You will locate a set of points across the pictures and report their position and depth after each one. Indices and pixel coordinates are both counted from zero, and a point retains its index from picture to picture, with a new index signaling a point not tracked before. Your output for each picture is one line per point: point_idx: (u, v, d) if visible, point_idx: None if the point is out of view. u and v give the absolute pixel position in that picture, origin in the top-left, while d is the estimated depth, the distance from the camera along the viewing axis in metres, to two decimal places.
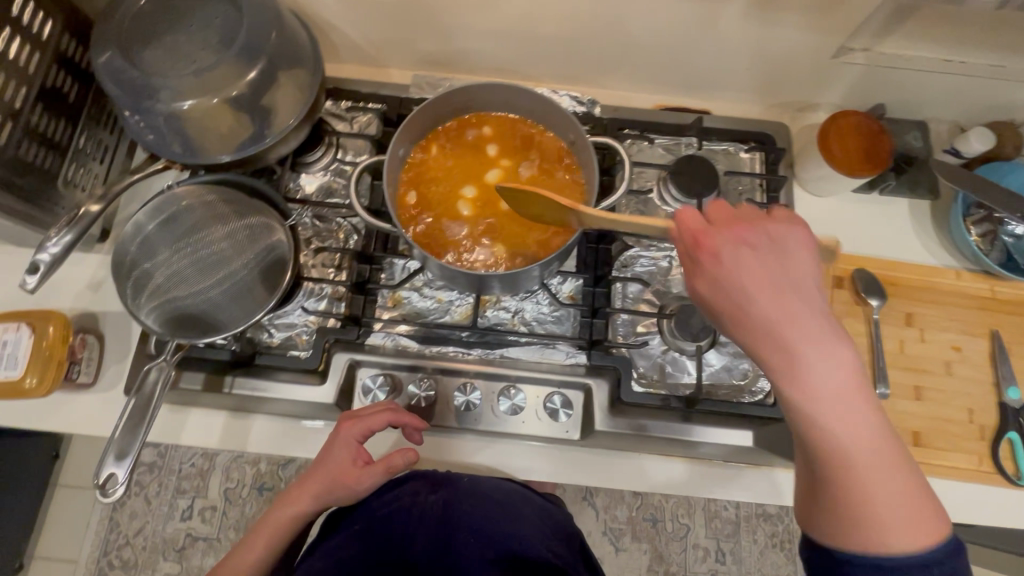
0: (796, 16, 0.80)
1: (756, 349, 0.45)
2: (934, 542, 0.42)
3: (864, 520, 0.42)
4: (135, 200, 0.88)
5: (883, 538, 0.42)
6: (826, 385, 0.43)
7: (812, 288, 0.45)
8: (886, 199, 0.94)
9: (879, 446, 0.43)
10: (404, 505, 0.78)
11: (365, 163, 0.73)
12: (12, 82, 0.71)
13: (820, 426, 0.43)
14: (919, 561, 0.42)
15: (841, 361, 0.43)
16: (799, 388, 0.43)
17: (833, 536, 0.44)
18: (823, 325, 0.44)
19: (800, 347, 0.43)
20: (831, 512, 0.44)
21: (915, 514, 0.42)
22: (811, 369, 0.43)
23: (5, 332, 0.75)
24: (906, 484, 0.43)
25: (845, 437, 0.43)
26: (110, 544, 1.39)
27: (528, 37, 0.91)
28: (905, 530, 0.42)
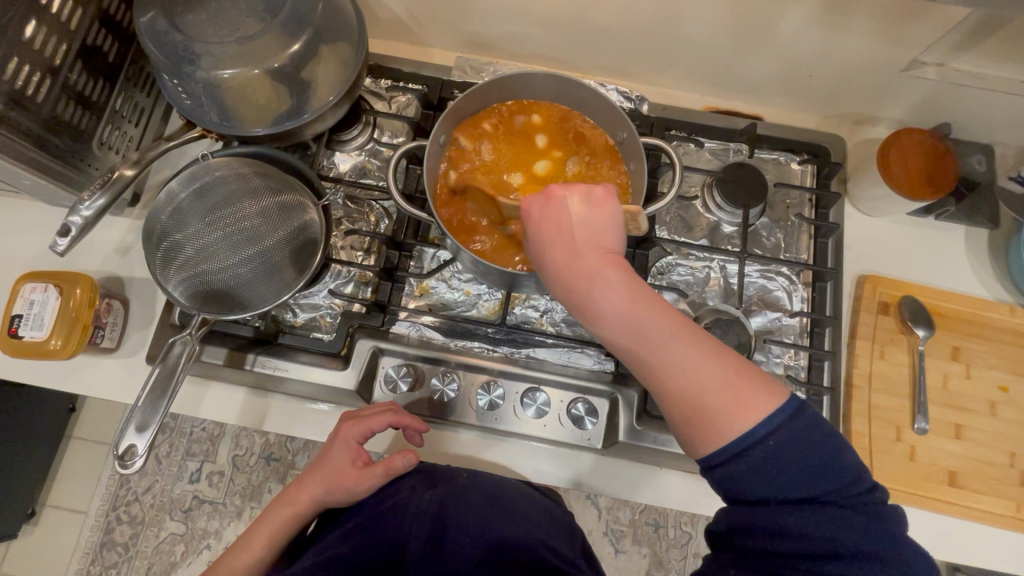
0: (869, 24, 0.75)
1: (568, 299, 0.55)
2: (766, 415, 0.46)
3: (693, 416, 0.49)
4: (168, 166, 0.87)
5: (716, 424, 0.47)
6: (617, 309, 0.52)
7: (599, 230, 0.55)
8: (941, 224, 0.89)
9: (682, 344, 0.50)
10: (399, 503, 0.74)
11: (408, 147, 0.69)
12: (52, 37, 0.69)
13: (630, 347, 0.52)
14: (755, 437, 0.46)
15: (623, 285, 0.53)
16: (601, 321, 0.53)
17: (686, 442, 0.50)
18: (600, 258, 0.54)
19: (587, 284, 0.53)
20: (674, 419, 0.51)
21: (734, 396, 0.47)
22: (599, 300, 0.53)
23: (32, 291, 0.74)
24: (722, 367, 0.49)
25: (648, 348, 0.51)
26: (118, 499, 1.41)
27: (579, 25, 0.87)
28: (729, 411, 0.47)
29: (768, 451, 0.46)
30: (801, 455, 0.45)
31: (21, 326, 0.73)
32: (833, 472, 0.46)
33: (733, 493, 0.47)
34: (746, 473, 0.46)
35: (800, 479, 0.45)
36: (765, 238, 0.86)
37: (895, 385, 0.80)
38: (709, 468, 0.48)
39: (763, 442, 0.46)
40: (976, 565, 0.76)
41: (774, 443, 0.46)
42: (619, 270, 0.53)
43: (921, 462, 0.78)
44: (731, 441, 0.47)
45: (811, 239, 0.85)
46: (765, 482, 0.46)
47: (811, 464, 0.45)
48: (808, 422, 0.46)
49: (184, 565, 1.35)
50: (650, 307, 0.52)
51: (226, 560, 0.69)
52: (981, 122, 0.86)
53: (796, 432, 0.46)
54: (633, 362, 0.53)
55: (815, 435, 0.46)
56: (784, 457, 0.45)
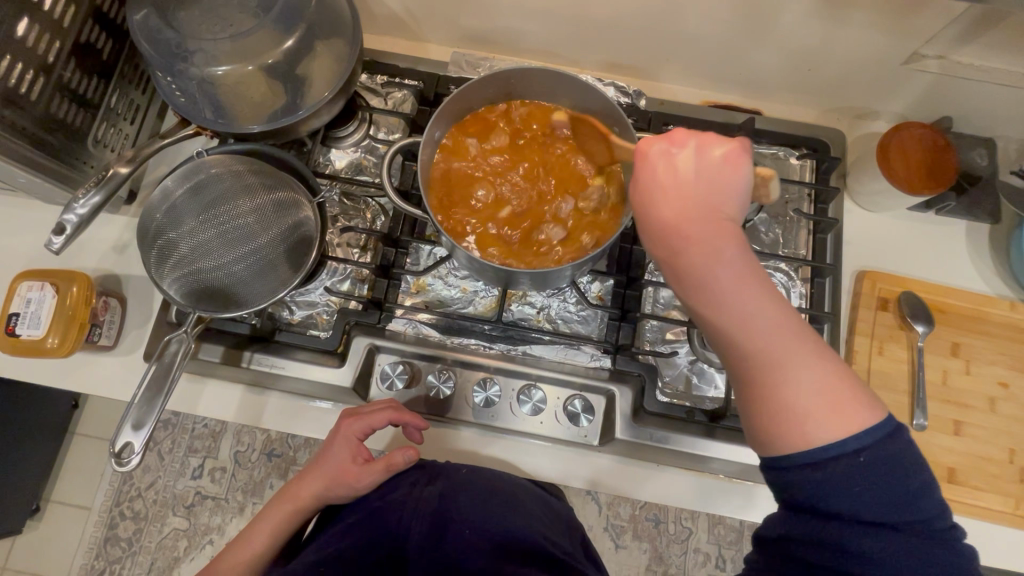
0: (868, 16, 0.74)
1: (669, 266, 0.52)
2: (860, 429, 0.45)
3: (784, 411, 0.46)
4: (164, 163, 0.87)
5: (802, 419, 0.46)
6: (726, 287, 0.49)
7: (724, 203, 0.52)
8: (943, 219, 0.88)
9: (789, 338, 0.48)
10: (399, 499, 0.74)
11: (400, 144, 0.68)
12: (45, 35, 0.69)
13: (729, 326, 0.49)
14: (843, 448, 0.44)
15: (740, 264, 0.50)
16: (706, 295, 0.50)
17: (760, 436, 0.48)
18: (719, 232, 0.51)
19: (699, 255, 0.51)
20: (752, 403, 0.49)
21: (834, 402, 0.46)
22: (710, 274, 0.50)
23: (29, 290, 0.74)
24: (824, 371, 0.47)
25: (752, 332, 0.48)
26: (122, 495, 1.41)
27: (576, 19, 0.86)
28: (825, 417, 0.45)
29: (857, 466, 0.44)
30: (890, 478, 0.44)
31: (18, 324, 0.74)
32: (919, 502, 0.44)
33: (803, 501, 0.45)
34: (826, 484, 0.44)
35: (884, 504, 0.44)
36: (763, 234, 0.85)
37: (895, 382, 0.80)
38: (775, 468, 0.47)
39: (850, 455, 0.44)
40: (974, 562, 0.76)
41: (864, 459, 0.44)
42: (737, 247, 0.51)
43: None
44: (816, 447, 0.45)
45: (810, 234, 0.84)
46: (847, 499, 0.44)
47: (898, 490, 0.44)
48: (904, 447, 0.45)
49: (187, 560, 1.35)
50: (762, 292, 0.49)
51: (227, 554, 0.70)
52: (982, 115, 0.85)
53: (890, 454, 0.44)
54: (726, 345, 0.50)
55: (908, 462, 0.44)
56: (872, 478, 0.44)
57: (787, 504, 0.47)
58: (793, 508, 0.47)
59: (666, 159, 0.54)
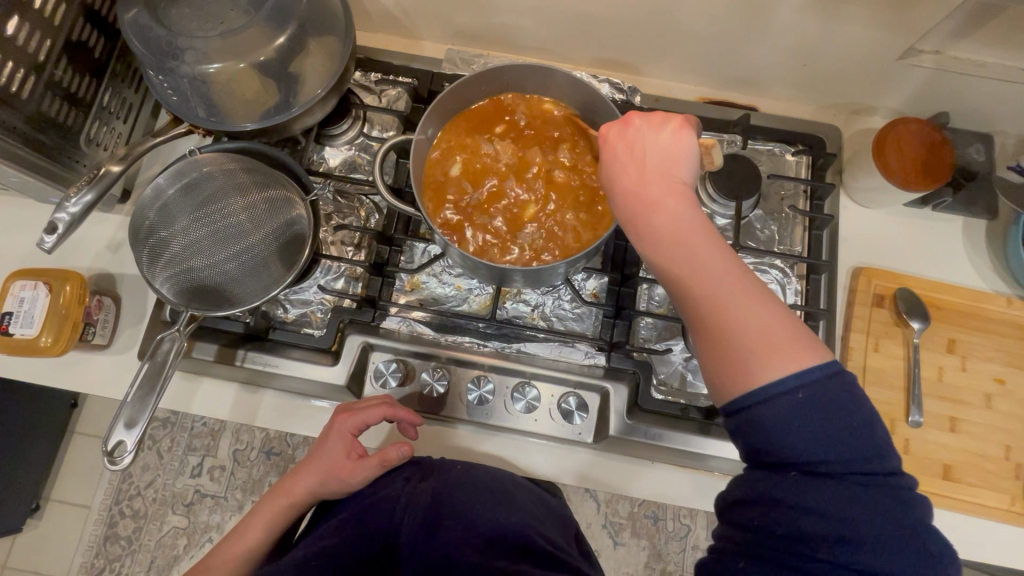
0: (863, 11, 0.74)
1: (626, 223, 0.56)
2: (800, 368, 0.45)
3: (725, 351, 0.48)
4: (158, 161, 0.87)
5: (745, 362, 0.47)
6: (673, 238, 0.52)
7: (676, 163, 0.55)
8: (940, 215, 0.88)
9: (732, 284, 0.50)
10: (391, 495, 0.73)
11: (393, 141, 0.68)
12: (36, 33, 0.69)
13: (677, 274, 0.52)
14: (782, 387, 0.45)
15: (687, 217, 0.53)
16: (656, 247, 0.53)
17: (710, 380, 0.50)
18: (668, 189, 0.54)
19: (651, 210, 0.54)
20: (702, 351, 0.50)
21: (774, 342, 0.47)
22: (659, 227, 0.53)
23: (22, 289, 0.74)
24: (766, 313, 0.48)
25: (696, 279, 0.51)
26: (122, 493, 1.42)
27: (570, 16, 0.85)
28: (764, 355, 0.46)
29: (796, 405, 0.44)
30: (829, 419, 0.44)
31: (12, 323, 0.74)
32: (860, 444, 0.44)
33: (751, 446, 0.46)
34: (770, 422, 0.45)
35: (824, 446, 0.44)
36: (759, 231, 0.85)
37: (890, 378, 0.79)
38: (728, 415, 0.48)
39: (790, 394, 0.45)
40: (969, 558, 0.76)
41: (802, 396, 0.45)
42: (687, 204, 0.54)
43: (915, 455, 0.77)
44: (755, 386, 0.46)
45: (805, 231, 0.84)
46: (789, 442, 0.44)
47: (837, 430, 0.44)
48: (844, 387, 0.45)
49: (187, 558, 1.36)
50: (708, 242, 0.52)
51: (219, 550, 0.69)
52: (979, 110, 0.85)
53: (828, 392, 0.45)
54: (675, 293, 0.52)
55: (848, 403, 0.45)
56: (812, 415, 0.44)
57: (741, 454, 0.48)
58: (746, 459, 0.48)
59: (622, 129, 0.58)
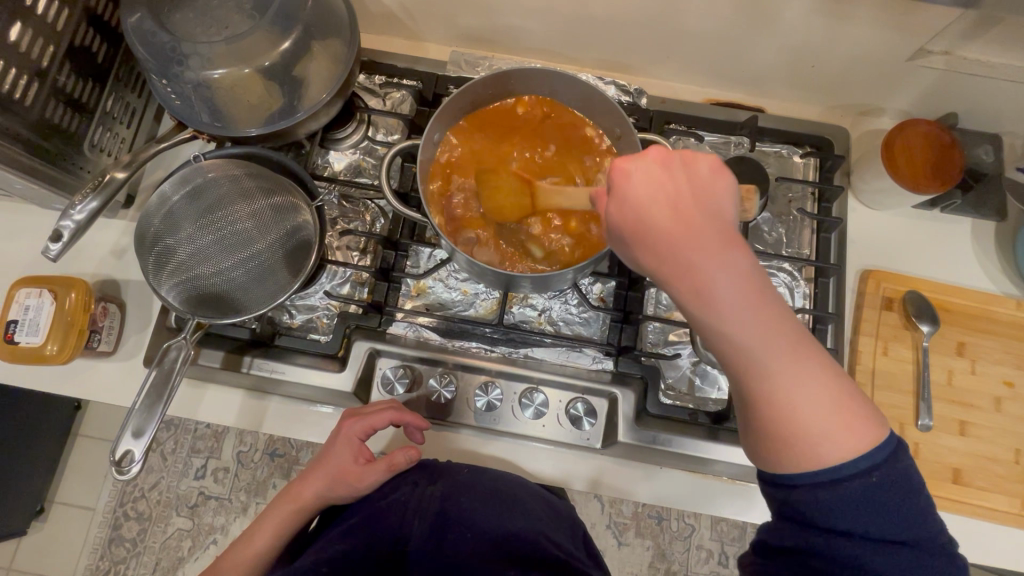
0: (873, 11, 0.73)
1: (670, 275, 0.45)
2: (871, 446, 0.42)
3: (795, 432, 0.43)
4: (162, 167, 0.86)
5: (813, 444, 0.42)
6: (736, 301, 0.43)
7: (721, 206, 0.46)
8: (947, 217, 0.87)
9: (800, 354, 0.43)
10: (401, 498, 0.74)
11: (401, 145, 0.67)
12: (39, 39, 0.68)
13: (736, 340, 0.43)
14: (857, 468, 0.42)
15: (747, 273, 0.43)
16: (710, 308, 0.43)
17: (765, 452, 0.44)
18: (722, 236, 0.44)
19: (706, 263, 0.43)
20: (758, 428, 0.44)
21: (844, 421, 0.42)
22: (714, 285, 0.43)
23: (27, 297, 0.74)
24: (832, 386, 0.43)
25: (763, 350, 0.43)
26: (126, 495, 1.42)
27: (576, 17, 0.85)
28: (838, 437, 0.42)
29: (868, 487, 0.41)
30: (901, 497, 0.41)
31: (17, 331, 0.73)
32: (925, 517, 0.42)
33: (806, 517, 0.43)
34: (835, 503, 0.42)
35: (894, 523, 0.41)
36: (766, 233, 0.84)
37: (899, 381, 0.79)
38: (779, 484, 0.44)
39: (862, 475, 0.41)
40: (977, 562, 0.76)
41: (875, 479, 0.41)
42: (744, 253, 0.44)
43: (925, 459, 0.77)
44: (826, 468, 0.42)
45: (814, 233, 0.83)
46: (858, 517, 0.41)
47: (907, 510, 0.42)
48: (911, 462, 0.43)
49: (191, 560, 1.36)
50: (770, 304, 0.43)
51: (228, 557, 0.69)
52: (988, 111, 0.84)
53: (900, 471, 0.42)
54: (732, 360, 0.44)
55: (915, 478, 0.42)
56: (883, 496, 0.41)
57: (788, 519, 0.44)
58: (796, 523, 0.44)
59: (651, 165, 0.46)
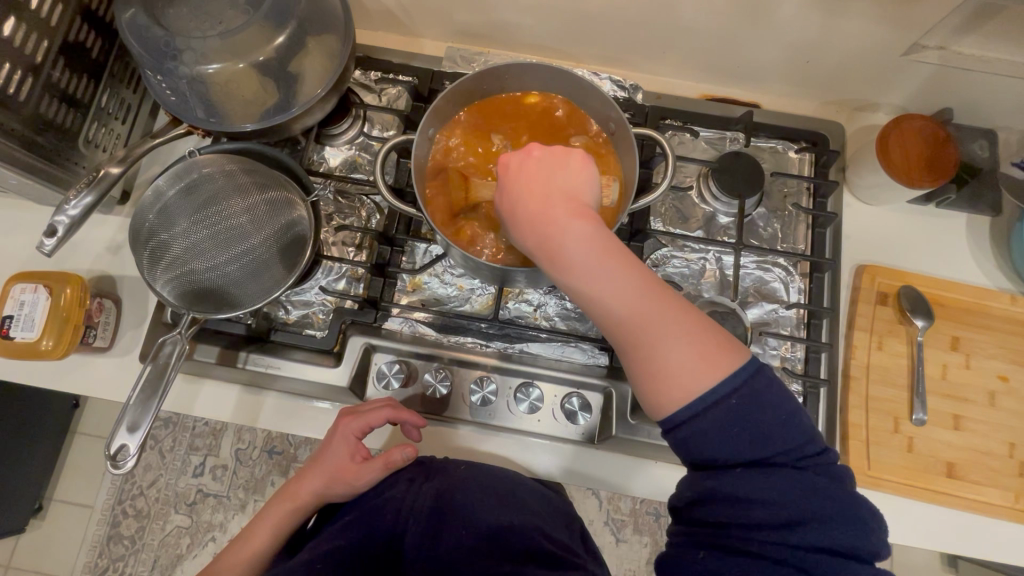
0: (867, 6, 0.73)
1: (537, 246, 0.54)
2: (729, 372, 0.47)
3: (659, 368, 0.48)
4: (157, 162, 0.86)
5: (678, 380, 0.48)
6: (587, 258, 0.51)
7: (576, 184, 0.56)
8: (943, 212, 0.87)
9: (654, 297, 0.50)
10: (396, 496, 0.73)
11: (395, 141, 0.67)
12: (33, 34, 0.68)
13: (597, 294, 0.51)
14: (715, 394, 0.47)
15: (596, 235, 0.52)
16: (571, 269, 0.52)
17: (646, 395, 0.50)
18: (575, 209, 0.53)
19: (562, 231, 0.52)
20: (636, 375, 0.50)
21: (701, 353, 0.48)
22: (571, 248, 0.52)
23: (22, 292, 0.74)
24: (691, 325, 0.49)
25: (618, 298, 0.50)
26: (124, 493, 1.42)
27: (572, 13, 0.85)
28: (695, 368, 0.48)
29: (730, 410, 0.47)
30: (759, 417, 0.47)
31: (12, 327, 0.74)
32: (791, 431, 0.47)
33: (695, 455, 0.48)
34: (707, 431, 0.47)
35: (757, 442, 0.46)
36: (761, 229, 0.84)
37: (893, 376, 0.79)
38: (670, 428, 0.49)
39: (724, 400, 0.47)
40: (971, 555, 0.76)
41: (735, 401, 0.47)
42: (593, 221, 0.53)
43: (918, 453, 0.77)
44: (694, 398, 0.47)
45: (809, 229, 0.83)
46: (725, 442, 0.46)
47: (767, 428, 0.47)
48: (768, 381, 0.48)
49: (189, 558, 1.36)
50: (621, 258, 0.51)
51: (226, 558, 0.69)
52: (984, 106, 0.84)
53: (755, 392, 0.47)
54: (600, 313, 0.51)
55: (772, 395, 0.47)
56: (742, 416, 0.47)
57: (691, 465, 0.49)
58: (691, 466, 0.49)
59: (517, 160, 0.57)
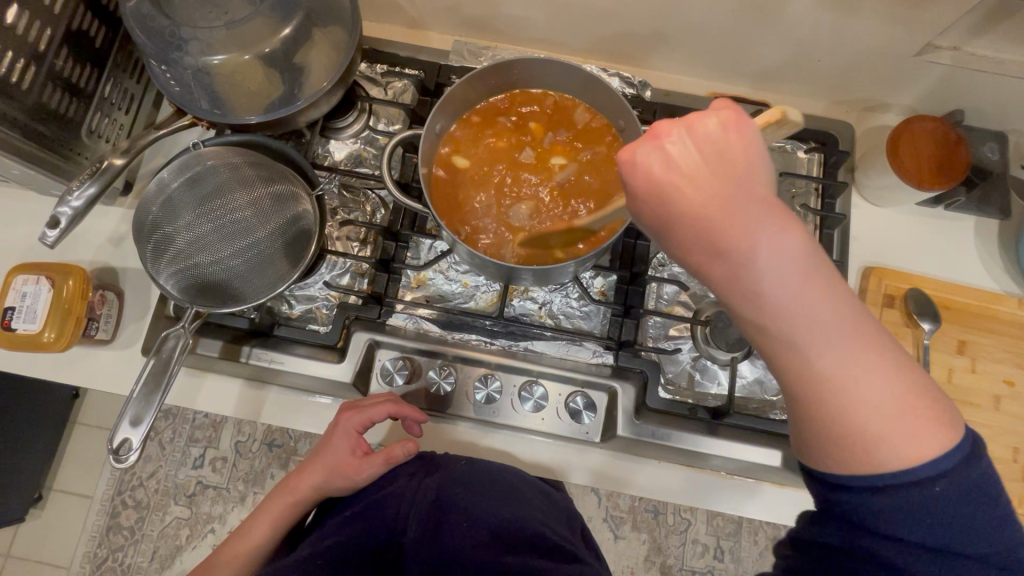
0: (879, 6, 0.72)
1: (706, 263, 0.43)
2: (942, 451, 0.39)
3: (850, 430, 0.40)
4: (160, 154, 0.86)
5: (876, 448, 0.40)
6: (782, 288, 0.41)
7: (755, 178, 0.43)
8: (951, 215, 0.87)
9: (856, 343, 0.41)
10: (397, 491, 0.71)
11: (402, 135, 0.66)
12: (37, 22, 0.67)
13: (790, 336, 0.41)
14: (917, 473, 0.39)
15: (796, 259, 0.41)
16: (755, 299, 0.42)
17: (817, 450, 0.43)
18: (764, 218, 0.42)
19: (749, 248, 0.41)
20: (812, 432, 0.43)
21: (911, 420, 0.40)
22: (758, 273, 0.41)
23: (24, 283, 0.73)
24: (898, 383, 0.41)
25: (812, 340, 0.41)
26: (124, 484, 1.41)
27: (581, 7, 0.83)
28: (898, 439, 0.40)
29: (929, 497, 0.39)
30: (966, 509, 0.39)
31: (14, 318, 0.73)
32: (998, 535, 0.39)
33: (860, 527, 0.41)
34: (894, 513, 0.39)
35: (961, 535, 0.39)
36: None
37: None
38: (838, 491, 0.42)
39: (926, 485, 0.39)
40: None
41: (939, 489, 0.39)
42: (796, 233, 0.42)
43: None
44: (884, 470, 0.40)
45: (816, 230, 0.83)
46: (920, 528, 0.39)
47: (975, 525, 0.39)
48: (984, 470, 0.40)
49: (189, 549, 1.36)
50: (824, 293, 0.41)
51: (223, 552, 0.69)
52: (996, 108, 0.83)
53: (965, 482, 0.39)
54: (781, 357, 0.43)
55: (985, 489, 0.39)
56: (945, 506, 0.39)
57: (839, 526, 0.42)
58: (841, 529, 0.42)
59: (654, 151, 0.44)
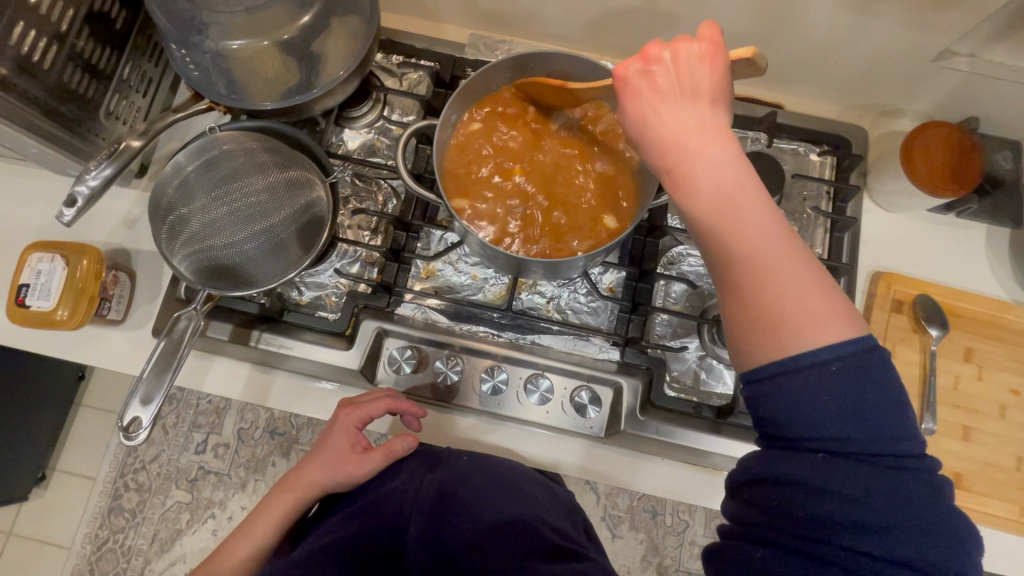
0: (898, 10, 0.72)
1: (662, 163, 0.50)
2: (841, 340, 0.43)
3: (760, 311, 0.45)
4: (175, 138, 0.86)
5: (779, 333, 0.44)
6: (715, 183, 0.47)
7: (714, 97, 0.50)
8: (963, 222, 0.87)
9: (776, 239, 0.46)
10: (399, 488, 0.72)
11: (416, 127, 0.66)
12: (60, 2, 0.68)
13: (716, 224, 0.47)
14: (816, 357, 0.43)
15: (732, 164, 0.48)
16: (691, 192, 0.48)
17: (734, 340, 0.47)
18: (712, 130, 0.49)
19: (694, 151, 0.48)
20: (728, 320, 0.48)
21: (814, 311, 0.44)
22: (699, 171, 0.48)
23: (39, 261, 0.74)
24: (807, 280, 0.45)
25: (740, 230, 0.46)
26: (127, 467, 1.42)
27: (600, 3, 0.83)
28: (796, 325, 0.44)
29: (826, 376, 0.42)
30: (859, 392, 0.42)
31: (28, 296, 0.74)
32: (893, 423, 0.42)
33: (772, 414, 0.44)
34: (792, 390, 0.43)
35: (846, 420, 0.42)
36: None
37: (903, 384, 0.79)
38: (752, 380, 0.45)
39: (824, 364, 0.43)
40: None
41: (836, 368, 0.42)
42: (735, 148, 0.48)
43: None
44: (787, 355, 0.44)
45: (827, 233, 0.83)
46: (812, 407, 0.42)
47: (870, 409, 0.42)
48: (880, 362, 0.43)
49: (189, 533, 1.37)
50: (753, 195, 0.47)
51: (225, 552, 0.69)
52: (1012, 117, 0.83)
53: (861, 365, 0.42)
54: (708, 245, 0.48)
55: (880, 378, 0.43)
56: (840, 385, 0.42)
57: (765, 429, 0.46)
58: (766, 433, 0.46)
59: (641, 73, 0.51)
